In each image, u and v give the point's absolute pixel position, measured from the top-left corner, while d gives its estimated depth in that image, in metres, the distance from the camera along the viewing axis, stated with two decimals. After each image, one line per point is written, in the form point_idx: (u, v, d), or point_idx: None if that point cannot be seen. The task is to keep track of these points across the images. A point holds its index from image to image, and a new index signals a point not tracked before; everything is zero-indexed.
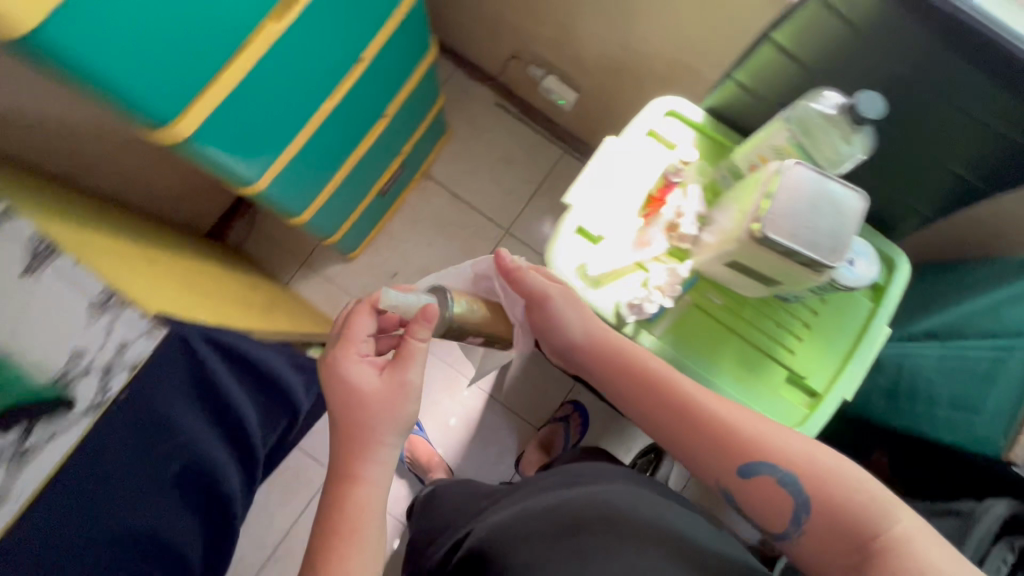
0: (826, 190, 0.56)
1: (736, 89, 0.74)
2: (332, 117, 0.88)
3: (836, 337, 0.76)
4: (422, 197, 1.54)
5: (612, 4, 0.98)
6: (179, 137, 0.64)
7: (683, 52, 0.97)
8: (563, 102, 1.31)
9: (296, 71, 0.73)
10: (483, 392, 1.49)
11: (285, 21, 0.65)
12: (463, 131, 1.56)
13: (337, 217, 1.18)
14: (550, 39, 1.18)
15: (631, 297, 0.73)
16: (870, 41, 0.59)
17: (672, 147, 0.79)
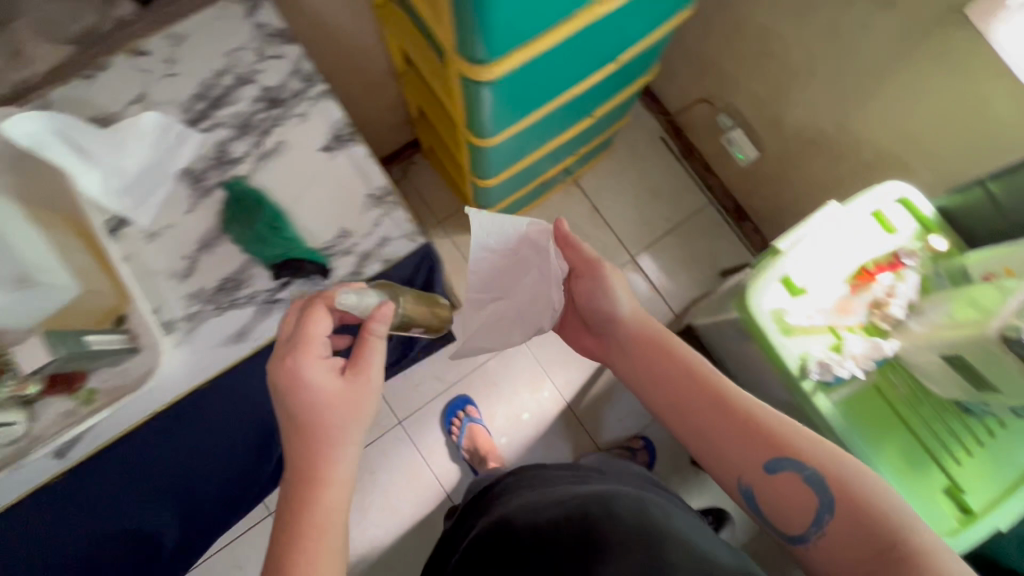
0: None
1: (983, 197, 0.77)
2: (569, 100, 0.93)
3: (1001, 466, 0.74)
4: (564, 199, 1.58)
5: (848, 82, 1.00)
6: (484, 78, 0.69)
7: (903, 146, 0.98)
8: (740, 156, 1.34)
9: (580, 52, 0.78)
10: (561, 400, 1.50)
11: (606, 8, 0.70)
12: (621, 152, 1.60)
13: (506, 191, 1.24)
14: (757, 93, 1.21)
15: (822, 355, 0.75)
16: None
17: (892, 231, 0.80)
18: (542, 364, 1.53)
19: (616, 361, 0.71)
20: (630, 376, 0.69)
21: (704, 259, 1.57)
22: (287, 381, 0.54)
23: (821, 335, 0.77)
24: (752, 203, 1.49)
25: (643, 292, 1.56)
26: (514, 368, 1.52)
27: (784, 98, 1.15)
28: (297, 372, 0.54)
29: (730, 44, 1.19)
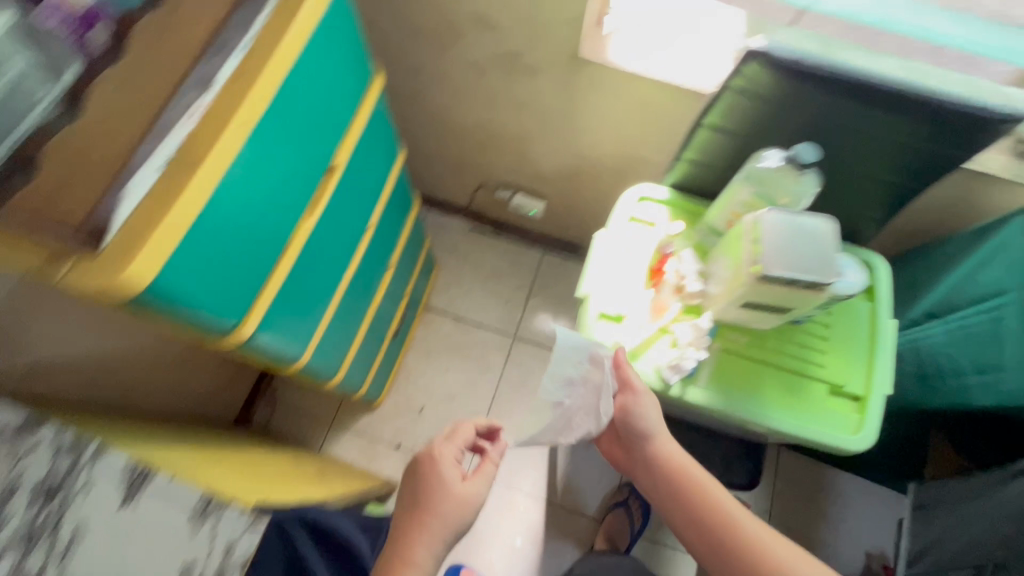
0: (798, 224, 0.64)
1: (687, 166, 0.83)
2: (325, 243, 0.78)
3: (852, 348, 0.78)
4: (428, 328, 1.53)
5: (566, 69, 0.91)
6: (242, 339, 0.66)
7: (634, 145, 1.05)
8: (534, 212, 1.39)
9: (327, 237, 0.78)
10: (539, 500, 1.37)
11: (316, 214, 0.72)
12: (449, 261, 1.60)
13: (365, 368, 1.17)
14: (469, 153, 1.28)
15: (667, 360, 0.75)
16: (776, 105, 0.70)
17: (650, 225, 0.85)
18: (507, 484, 1.39)
19: (639, 472, 0.80)
20: (651, 489, 0.79)
21: (503, 314, 1.55)
22: (433, 487, 0.70)
23: (658, 338, 0.78)
24: (580, 197, 1.29)
25: (553, 477, 1.39)
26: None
27: (586, 94, 0.96)
28: (457, 493, 0.70)
29: (445, 104, 1.12)
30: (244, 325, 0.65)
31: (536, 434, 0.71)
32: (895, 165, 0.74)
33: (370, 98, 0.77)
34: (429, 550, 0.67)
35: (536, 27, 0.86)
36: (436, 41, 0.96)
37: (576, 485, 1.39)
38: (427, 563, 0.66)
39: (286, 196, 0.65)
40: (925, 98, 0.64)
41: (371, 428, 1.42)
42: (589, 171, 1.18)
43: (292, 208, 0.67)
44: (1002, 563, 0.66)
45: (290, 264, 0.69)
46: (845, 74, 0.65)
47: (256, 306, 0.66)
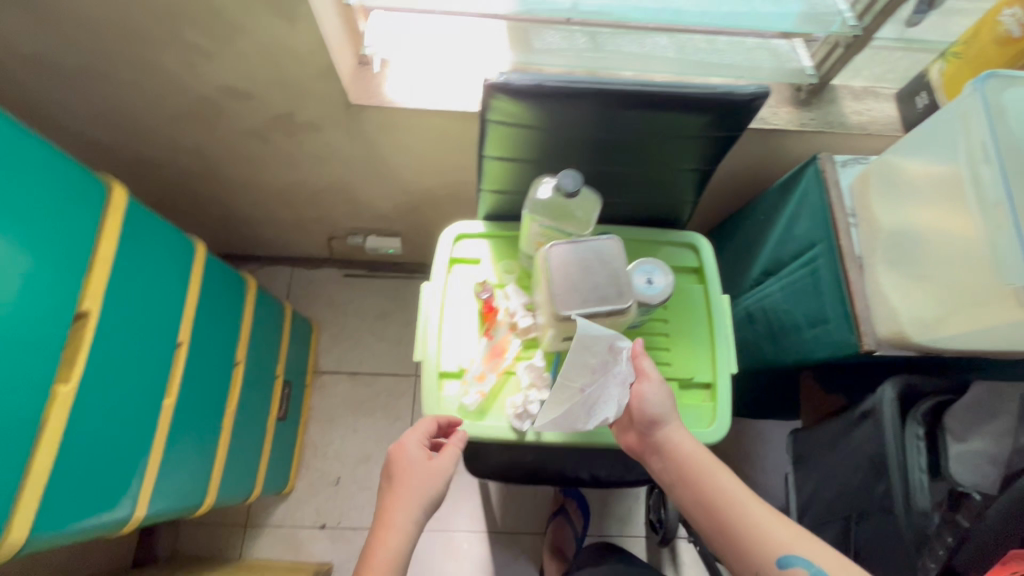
0: (584, 252, 0.60)
1: (494, 197, 0.79)
2: (111, 394, 0.69)
3: (693, 335, 0.78)
4: (324, 393, 1.44)
5: (347, 120, 0.84)
6: (14, 547, 0.58)
7: (455, 171, 1.00)
8: (393, 251, 1.32)
9: (114, 387, 0.69)
10: (480, 533, 1.34)
11: (74, 377, 0.63)
12: (329, 317, 1.50)
13: (245, 471, 1.09)
14: (298, 210, 1.18)
15: (514, 407, 0.71)
16: (543, 127, 0.67)
17: (476, 263, 0.81)
18: (445, 527, 1.35)
19: (654, 459, 0.68)
20: (664, 473, 0.67)
21: (398, 356, 1.48)
22: (402, 468, 0.66)
23: (503, 384, 0.74)
24: (431, 225, 1.23)
25: (488, 504, 1.36)
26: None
27: (381, 137, 0.89)
28: (428, 469, 0.66)
29: (248, 173, 1.02)
30: (9, 533, 0.57)
31: (555, 421, 0.60)
32: (685, 156, 0.72)
33: (111, 223, 0.67)
34: (407, 519, 0.63)
35: (291, 88, 0.78)
36: (200, 118, 0.86)
37: (513, 507, 1.37)
38: (405, 529, 0.62)
39: (15, 379, 0.57)
40: (671, 91, 0.63)
41: (288, 517, 1.33)
42: (426, 201, 1.12)
43: (30, 386, 0.58)
44: (861, 512, 0.68)
45: (57, 442, 0.61)
46: (588, 86, 0.63)
47: (21, 506, 0.58)
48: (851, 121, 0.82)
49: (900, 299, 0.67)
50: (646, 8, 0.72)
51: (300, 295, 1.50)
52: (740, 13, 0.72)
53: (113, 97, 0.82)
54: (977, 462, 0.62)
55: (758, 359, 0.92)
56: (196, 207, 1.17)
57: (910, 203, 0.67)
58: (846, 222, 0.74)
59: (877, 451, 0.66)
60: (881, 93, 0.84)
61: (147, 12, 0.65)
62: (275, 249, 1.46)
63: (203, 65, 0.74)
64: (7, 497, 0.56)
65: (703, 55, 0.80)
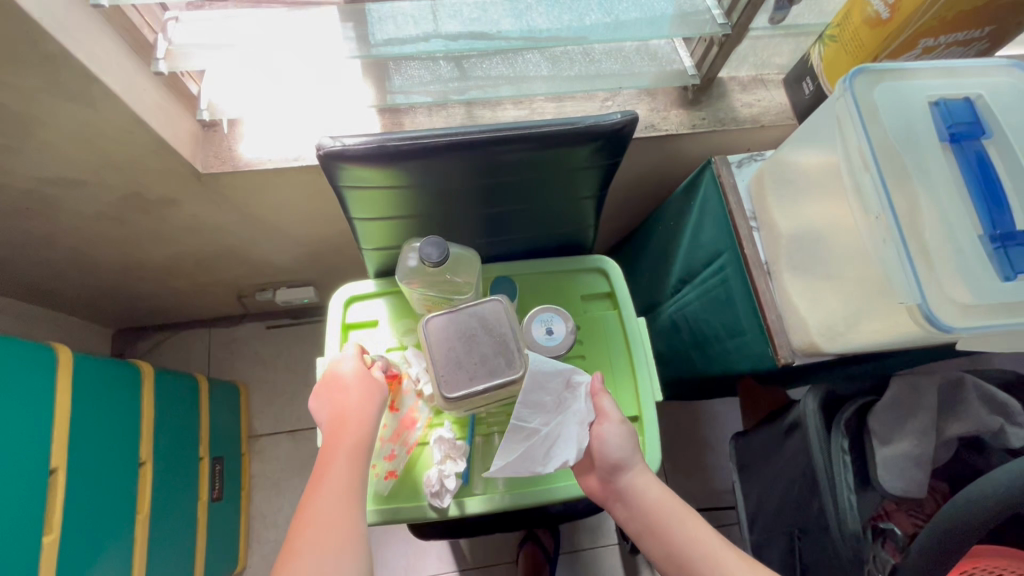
0: (465, 322, 0.55)
1: (378, 254, 0.72)
2: None
3: (613, 366, 0.74)
4: (266, 458, 1.35)
5: (206, 189, 0.76)
6: None
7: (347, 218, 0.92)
8: (309, 300, 1.24)
9: None
10: (452, 572, 1.30)
11: None
12: (258, 375, 1.40)
13: (173, 574, 1.00)
14: (191, 277, 1.08)
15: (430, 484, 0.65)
16: (406, 183, 0.60)
17: (374, 325, 0.74)
18: (414, 573, 1.29)
19: (621, 509, 0.59)
20: (630, 523, 0.58)
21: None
22: (344, 383, 0.62)
23: (416, 458, 0.68)
24: (343, 270, 1.15)
25: (455, 542, 1.32)
26: (381, 549, 1.30)
27: (251, 200, 0.80)
28: (371, 380, 0.63)
29: (117, 254, 0.92)
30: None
31: (510, 465, 0.54)
32: (572, 186, 0.67)
33: None
34: (366, 409, 0.61)
35: (125, 168, 0.68)
36: (35, 212, 0.76)
37: (482, 539, 1.33)
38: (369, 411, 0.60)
39: None
40: (538, 131, 0.57)
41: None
42: (328, 249, 1.04)
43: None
44: (803, 528, 0.66)
45: None
46: (444, 137, 0.56)
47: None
48: (742, 114, 0.79)
49: (808, 307, 0.64)
50: (504, 32, 0.66)
51: (222, 358, 1.40)
52: (606, 25, 0.67)
53: None
54: (895, 465, 0.60)
55: (689, 368, 0.89)
56: (74, 293, 1.06)
57: (805, 199, 0.64)
58: (747, 227, 0.70)
59: (809, 466, 0.64)
60: (769, 81, 0.80)
61: None
62: (184, 314, 1.35)
63: (10, 160, 0.64)
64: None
65: (579, 68, 0.75)
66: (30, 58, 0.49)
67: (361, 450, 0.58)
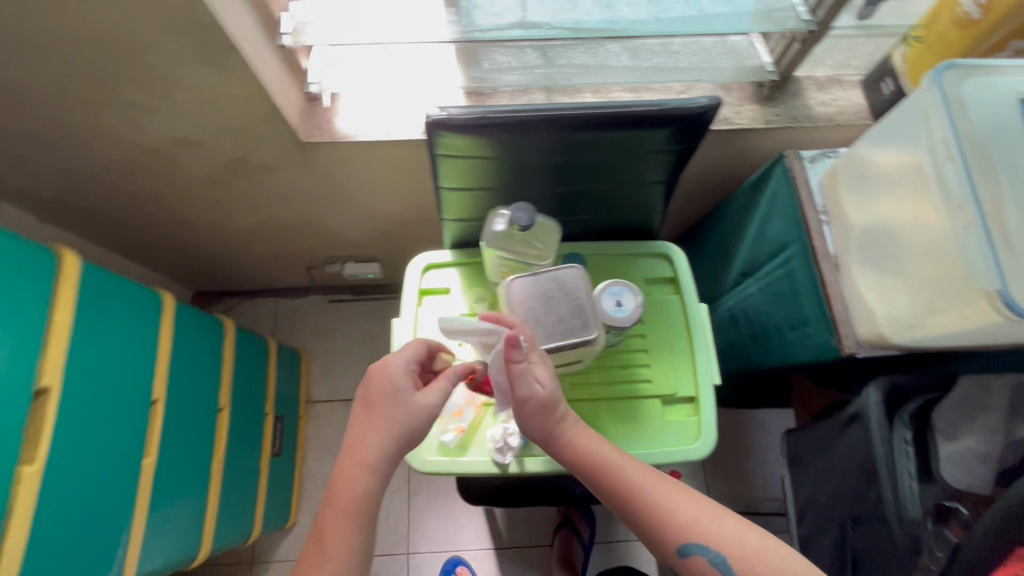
0: (545, 286, 0.59)
1: (458, 225, 0.78)
2: (83, 467, 0.68)
3: (673, 347, 0.76)
4: (319, 423, 1.43)
5: (303, 158, 0.83)
6: None
7: (422, 196, 0.98)
8: (373, 276, 1.31)
9: (85, 459, 0.68)
10: (487, 549, 1.33)
11: (40, 460, 0.62)
12: (318, 345, 1.48)
13: (240, 518, 1.08)
14: (271, 245, 1.16)
15: (496, 440, 0.70)
16: (495, 155, 0.65)
17: (446, 292, 0.79)
18: (450, 546, 1.34)
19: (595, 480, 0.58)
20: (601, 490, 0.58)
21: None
22: (382, 392, 0.60)
23: (483, 416, 0.72)
24: (407, 247, 1.21)
25: (492, 521, 1.36)
26: (420, 519, 1.35)
27: (340, 170, 0.87)
28: (412, 403, 0.59)
29: (213, 215, 1.01)
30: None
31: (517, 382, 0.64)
32: (648, 169, 0.71)
33: (63, 294, 0.66)
34: (372, 445, 0.58)
35: (238, 133, 0.76)
36: (154, 170, 0.85)
37: (517, 521, 1.36)
38: (373, 467, 0.58)
39: None
40: (623, 112, 0.61)
41: (293, 551, 1.33)
42: (398, 226, 1.11)
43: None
44: (856, 518, 0.67)
45: (32, 524, 0.61)
46: (535, 112, 0.60)
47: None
48: (816, 113, 0.80)
49: (877, 298, 0.65)
50: (592, 22, 0.71)
51: (286, 327, 1.49)
52: (690, 18, 0.70)
53: (64, 157, 0.80)
54: (961, 454, 0.60)
55: (745, 360, 0.90)
56: (168, 252, 1.16)
57: (876, 194, 0.66)
58: (817, 220, 0.72)
59: (867, 457, 0.65)
60: (846, 81, 0.82)
61: (79, 75, 0.63)
62: (256, 283, 1.45)
63: (146, 119, 0.72)
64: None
65: (658, 60, 0.78)
66: (185, 25, 0.57)
67: (355, 510, 0.56)
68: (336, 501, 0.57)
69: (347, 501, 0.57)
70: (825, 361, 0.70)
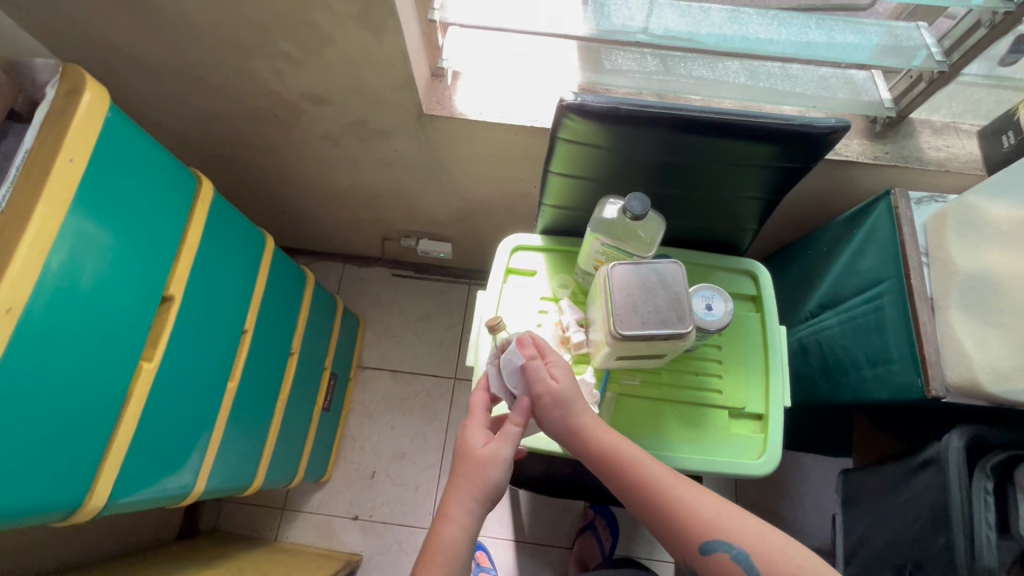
0: (645, 275, 0.61)
1: (555, 212, 0.81)
2: (184, 375, 0.75)
3: (746, 363, 0.77)
4: (365, 388, 1.48)
5: (415, 128, 0.88)
6: (94, 509, 0.63)
7: (513, 184, 1.02)
8: (442, 255, 1.36)
9: (187, 368, 0.75)
10: (507, 541, 1.34)
11: (156, 358, 0.68)
12: (375, 314, 1.54)
13: (290, 461, 1.14)
14: (358, 210, 1.22)
15: None
16: (612, 147, 0.68)
17: (532, 275, 0.82)
18: None
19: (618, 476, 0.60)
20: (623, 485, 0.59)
21: (438, 358, 1.50)
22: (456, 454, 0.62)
23: None
24: (482, 233, 1.25)
25: (516, 514, 1.37)
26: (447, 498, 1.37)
27: (446, 146, 0.92)
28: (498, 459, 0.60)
29: (316, 173, 1.07)
30: (91, 496, 0.62)
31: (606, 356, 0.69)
32: (753, 184, 0.72)
33: (201, 215, 0.73)
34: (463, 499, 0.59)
35: (366, 95, 0.81)
36: (279, 121, 0.92)
37: (541, 519, 1.37)
38: (463, 521, 0.58)
39: (114, 354, 0.63)
40: (744, 122, 0.63)
41: (323, 505, 1.37)
42: (480, 210, 1.15)
43: (119, 363, 0.63)
44: (918, 564, 0.66)
45: (141, 413, 0.67)
46: (661, 110, 0.63)
47: (105, 467, 0.63)
48: (928, 156, 0.80)
49: (973, 345, 0.64)
50: (721, 35, 0.73)
51: (349, 293, 1.55)
52: (819, 44, 0.72)
53: (206, 97, 0.88)
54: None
55: (811, 393, 0.89)
56: (264, 202, 1.24)
57: (990, 245, 0.66)
58: (918, 260, 0.71)
59: (940, 501, 0.65)
60: (963, 129, 0.82)
61: (247, 22, 0.70)
62: (331, 246, 1.52)
63: (290, 71, 0.79)
64: (92, 463, 0.62)
65: (775, 81, 0.80)
66: None
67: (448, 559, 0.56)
68: (430, 554, 0.56)
69: (441, 550, 0.56)
70: (905, 401, 0.69)
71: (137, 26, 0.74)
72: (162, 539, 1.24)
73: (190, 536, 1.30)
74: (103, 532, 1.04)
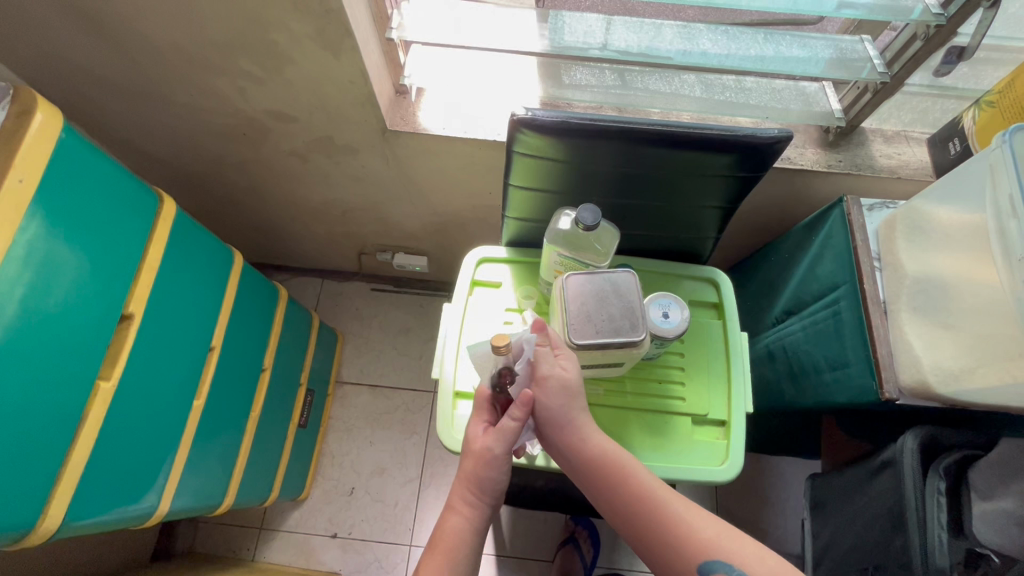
0: (598, 286, 0.62)
1: (518, 224, 0.82)
2: (146, 393, 0.74)
3: (708, 368, 0.77)
4: (343, 404, 1.47)
5: (382, 144, 0.89)
6: (49, 531, 0.63)
7: (482, 196, 1.03)
8: (419, 269, 1.36)
9: (149, 386, 0.74)
10: (489, 556, 1.33)
11: (115, 376, 0.68)
12: (354, 328, 1.54)
13: (263, 479, 1.12)
14: (332, 225, 1.23)
15: None
16: (568, 160, 0.69)
17: (497, 287, 0.83)
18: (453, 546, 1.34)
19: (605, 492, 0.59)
20: (614, 500, 0.59)
21: (417, 372, 1.50)
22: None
23: None
24: (457, 246, 1.26)
25: (497, 529, 1.35)
26: (427, 514, 1.36)
27: (413, 161, 0.93)
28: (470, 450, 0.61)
29: (287, 189, 1.08)
30: (45, 517, 0.61)
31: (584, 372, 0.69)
32: (711, 194, 0.74)
33: (163, 233, 0.73)
34: (460, 498, 0.60)
35: (331, 112, 0.83)
36: (247, 139, 0.93)
37: (522, 532, 1.36)
38: (448, 523, 0.60)
39: (69, 373, 0.62)
40: (691, 133, 0.64)
41: (301, 524, 1.35)
42: (454, 222, 1.16)
43: (77, 382, 0.63)
44: (877, 566, 0.67)
45: (97, 433, 0.66)
46: (611, 123, 0.65)
47: (59, 488, 0.62)
48: (880, 164, 0.82)
49: (923, 348, 0.65)
50: (673, 50, 0.75)
51: (328, 308, 1.55)
52: (768, 57, 0.74)
53: (174, 115, 0.89)
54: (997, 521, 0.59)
55: (779, 398, 0.90)
56: (238, 219, 1.24)
57: (938, 249, 0.67)
58: (870, 265, 0.73)
59: (897, 504, 0.66)
60: (912, 138, 0.84)
61: (208, 42, 0.71)
62: (308, 261, 1.52)
63: (253, 89, 0.80)
64: (46, 483, 0.61)
65: (730, 94, 0.82)
66: (311, 8, 0.64)
67: (442, 558, 0.58)
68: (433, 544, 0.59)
69: (442, 545, 0.58)
70: (862, 404, 0.70)
71: (101, 47, 0.75)
72: (134, 563, 1.21)
73: (165, 558, 1.28)
74: (69, 557, 1.02)
